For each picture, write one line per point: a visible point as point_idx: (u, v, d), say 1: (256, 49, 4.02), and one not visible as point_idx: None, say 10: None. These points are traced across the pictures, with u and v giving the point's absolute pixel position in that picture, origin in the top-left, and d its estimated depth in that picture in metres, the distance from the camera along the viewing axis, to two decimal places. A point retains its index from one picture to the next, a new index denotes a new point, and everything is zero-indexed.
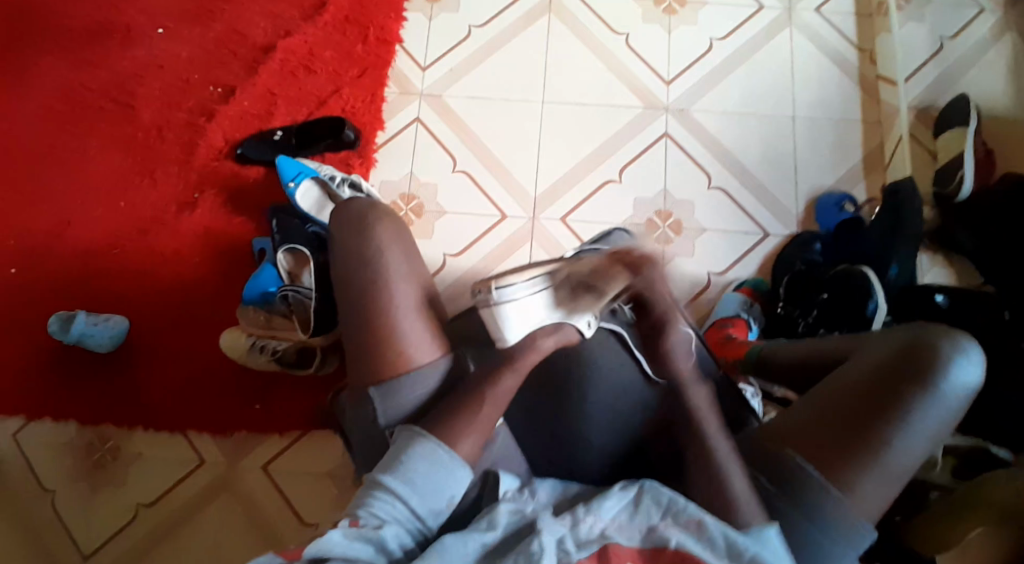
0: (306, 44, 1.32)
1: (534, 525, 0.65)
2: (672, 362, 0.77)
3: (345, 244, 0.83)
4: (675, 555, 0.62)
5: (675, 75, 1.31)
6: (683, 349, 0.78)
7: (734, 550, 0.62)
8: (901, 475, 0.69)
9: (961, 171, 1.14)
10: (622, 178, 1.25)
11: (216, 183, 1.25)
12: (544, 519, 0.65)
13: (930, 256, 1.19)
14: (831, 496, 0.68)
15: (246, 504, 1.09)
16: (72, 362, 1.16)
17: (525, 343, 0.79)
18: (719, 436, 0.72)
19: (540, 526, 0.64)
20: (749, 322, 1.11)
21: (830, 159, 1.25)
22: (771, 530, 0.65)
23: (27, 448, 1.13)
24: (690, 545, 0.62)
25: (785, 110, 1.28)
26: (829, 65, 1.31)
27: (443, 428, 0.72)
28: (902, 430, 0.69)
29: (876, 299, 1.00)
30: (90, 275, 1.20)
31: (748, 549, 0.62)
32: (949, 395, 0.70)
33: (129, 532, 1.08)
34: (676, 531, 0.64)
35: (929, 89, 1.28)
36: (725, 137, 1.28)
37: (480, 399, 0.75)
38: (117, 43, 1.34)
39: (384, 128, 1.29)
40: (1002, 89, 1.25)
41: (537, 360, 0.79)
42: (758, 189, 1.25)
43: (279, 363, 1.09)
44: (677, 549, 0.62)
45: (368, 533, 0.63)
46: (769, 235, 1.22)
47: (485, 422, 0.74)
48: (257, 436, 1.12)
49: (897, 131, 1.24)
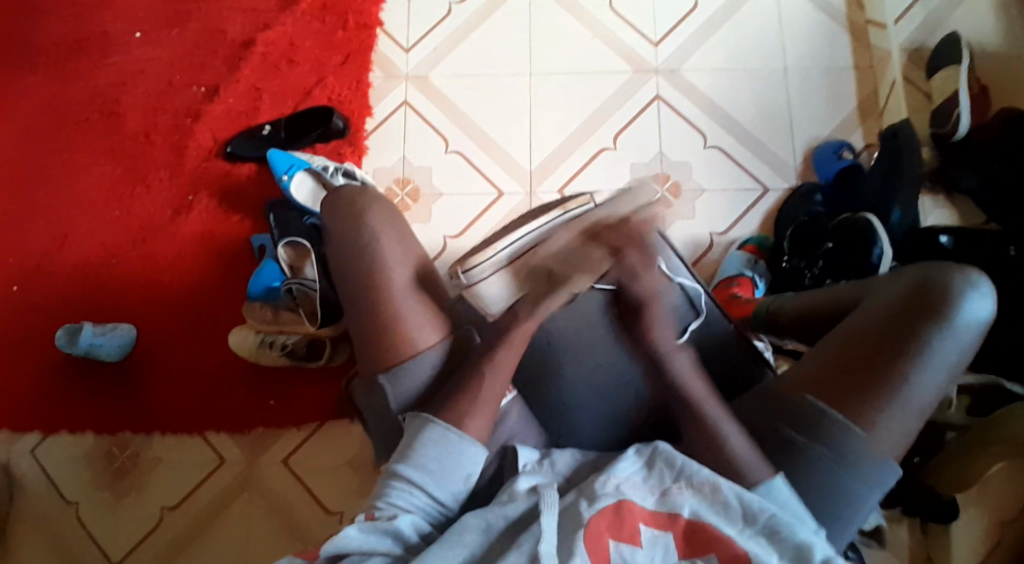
0: (285, 35, 1.31)
1: (539, 508, 0.64)
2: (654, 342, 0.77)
3: (341, 233, 0.82)
4: (689, 524, 0.63)
5: (661, 35, 1.29)
6: (667, 327, 0.78)
7: (748, 513, 0.63)
8: (920, 411, 0.69)
9: (958, 109, 1.12)
10: (616, 145, 1.24)
11: (210, 184, 1.24)
12: (548, 499, 0.65)
13: (931, 198, 1.18)
14: (852, 438, 0.68)
15: (270, 500, 1.10)
16: (85, 375, 1.16)
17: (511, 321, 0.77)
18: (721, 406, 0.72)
19: (542, 509, 0.64)
20: (755, 279, 1.12)
21: (824, 109, 1.24)
22: (777, 483, 0.67)
23: (47, 463, 1.13)
24: (703, 510, 0.63)
25: (774, 63, 1.27)
26: (815, 13, 1.29)
27: (448, 409, 0.72)
28: (919, 366, 0.69)
29: (880, 244, 1.00)
30: (92, 287, 1.20)
31: (764, 512, 0.63)
32: (964, 329, 0.70)
33: (155, 537, 1.09)
34: (688, 496, 0.65)
35: (921, 28, 1.25)
36: (715, 95, 1.26)
37: (480, 373, 0.74)
38: (97, 51, 1.33)
39: (373, 114, 1.28)
40: (992, 25, 1.23)
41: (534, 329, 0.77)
42: (752, 144, 1.24)
43: (290, 357, 1.10)
44: (692, 518, 0.63)
45: (384, 524, 0.64)
46: (769, 190, 1.21)
47: (490, 399, 0.72)
48: (275, 432, 1.13)
49: (890, 76, 1.22)
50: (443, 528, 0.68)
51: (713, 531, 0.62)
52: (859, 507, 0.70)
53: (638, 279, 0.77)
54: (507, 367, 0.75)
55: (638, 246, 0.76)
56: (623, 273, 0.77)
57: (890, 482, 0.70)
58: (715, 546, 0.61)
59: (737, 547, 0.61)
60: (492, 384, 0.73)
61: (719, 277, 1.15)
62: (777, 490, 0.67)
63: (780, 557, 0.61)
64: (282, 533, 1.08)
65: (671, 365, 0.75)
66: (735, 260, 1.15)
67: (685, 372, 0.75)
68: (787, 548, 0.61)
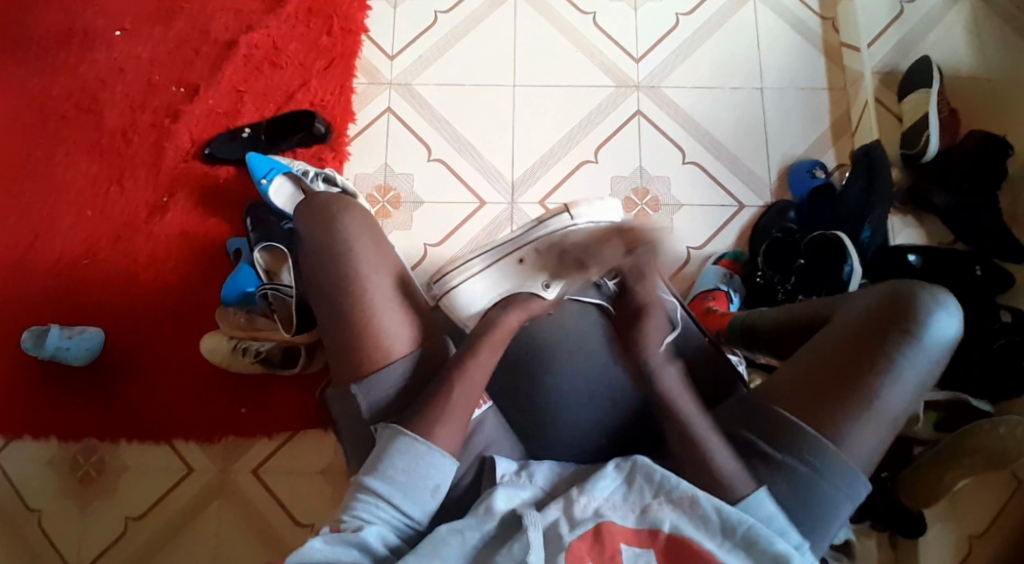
0: (269, 37, 1.30)
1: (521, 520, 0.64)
2: (647, 353, 0.75)
3: (314, 239, 0.81)
4: (670, 539, 0.63)
5: (644, 52, 1.31)
6: (658, 333, 0.76)
7: (727, 525, 0.64)
8: (890, 425, 0.71)
9: (927, 132, 1.15)
10: (598, 158, 1.25)
11: (186, 185, 1.22)
12: (530, 513, 0.65)
13: (901, 218, 1.20)
14: (824, 450, 0.69)
15: (239, 509, 1.08)
16: (49, 378, 1.13)
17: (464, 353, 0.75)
18: (700, 419, 0.71)
19: (527, 521, 0.64)
20: (730, 293, 1.13)
21: (801, 128, 1.27)
22: (760, 497, 0.67)
23: (7, 469, 1.10)
24: (684, 524, 0.64)
25: (755, 81, 1.29)
26: (794, 34, 1.32)
27: (418, 420, 0.71)
28: (889, 380, 0.70)
29: (851, 260, 1.02)
30: (59, 287, 1.17)
31: (742, 523, 0.63)
32: (932, 344, 0.71)
33: (118, 548, 1.06)
34: (668, 510, 0.65)
35: (893, 53, 1.29)
36: (696, 110, 1.28)
37: (451, 382, 0.73)
38: (74, 46, 1.30)
39: (355, 120, 1.27)
40: (964, 52, 1.27)
41: (481, 374, 0.74)
42: (731, 160, 1.26)
43: (263, 364, 1.08)
44: (672, 533, 0.63)
45: (350, 536, 0.64)
46: (746, 206, 1.23)
47: (463, 407, 0.72)
48: (245, 441, 1.11)
49: (863, 97, 1.25)
50: (411, 541, 0.68)
51: (692, 544, 0.63)
52: (833, 519, 0.70)
53: (645, 279, 0.78)
54: (489, 365, 0.75)
55: (653, 247, 0.77)
56: (631, 272, 0.78)
57: (862, 495, 0.71)
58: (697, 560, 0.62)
59: (716, 561, 0.62)
60: (467, 390, 0.73)
61: (696, 290, 1.16)
62: (765, 496, 0.68)
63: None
64: (254, 546, 1.06)
65: (661, 375, 0.74)
66: (712, 274, 1.16)
67: (673, 385, 0.73)
68: (766, 559, 0.62)
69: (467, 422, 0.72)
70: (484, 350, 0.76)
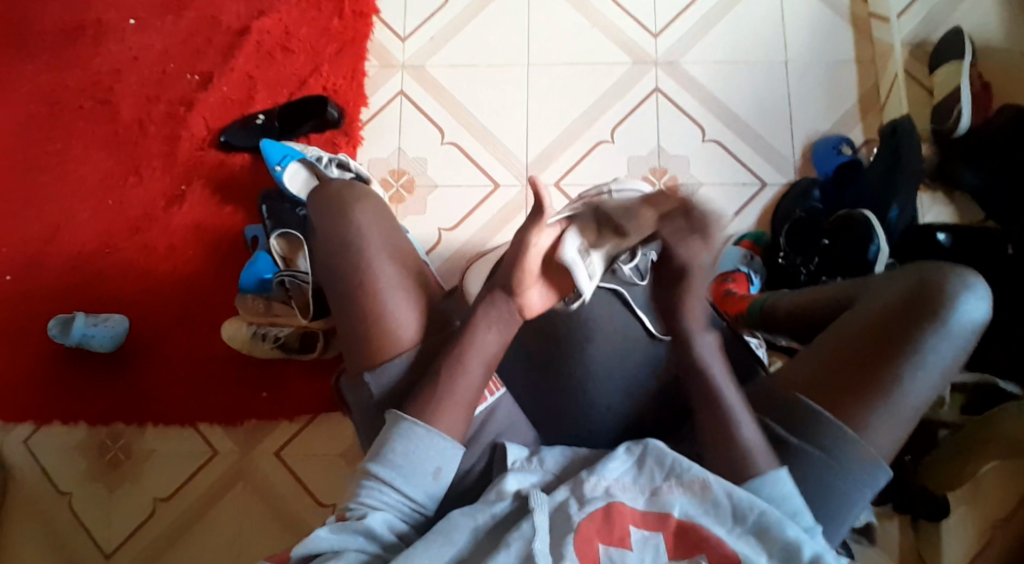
0: (281, 22, 1.29)
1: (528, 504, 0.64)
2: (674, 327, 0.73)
3: (325, 228, 0.80)
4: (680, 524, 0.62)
5: (661, 27, 1.28)
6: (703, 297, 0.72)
7: (738, 513, 0.62)
8: (914, 412, 0.68)
9: (960, 107, 1.12)
10: (615, 138, 1.23)
11: (203, 173, 1.23)
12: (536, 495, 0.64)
13: (930, 196, 1.17)
14: (843, 440, 0.67)
15: (262, 491, 1.10)
16: (76, 366, 1.16)
17: (464, 332, 0.73)
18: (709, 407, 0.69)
19: (533, 504, 0.63)
20: (750, 275, 1.11)
21: (826, 104, 1.23)
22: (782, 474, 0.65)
23: (39, 454, 1.13)
24: (694, 510, 0.63)
25: (776, 55, 1.25)
26: (819, 6, 1.27)
27: (421, 405, 0.70)
28: (914, 366, 0.67)
29: (876, 241, 0.99)
30: (84, 279, 1.19)
31: (754, 510, 0.62)
32: (959, 332, 0.68)
33: (146, 529, 1.09)
34: (679, 495, 0.64)
35: (922, 24, 1.24)
36: (715, 87, 1.25)
37: (450, 368, 0.71)
38: (90, 37, 1.31)
39: (368, 104, 1.26)
40: (998, 19, 1.22)
41: (478, 354, 0.73)
42: (753, 138, 1.22)
43: (282, 349, 1.09)
44: (682, 518, 0.63)
45: (355, 525, 0.65)
46: (767, 185, 1.20)
47: (465, 397, 0.71)
48: (267, 424, 1.13)
49: (892, 70, 1.21)
50: (422, 526, 0.69)
51: (704, 534, 0.62)
52: (849, 508, 0.69)
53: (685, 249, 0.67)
54: (487, 346, 0.73)
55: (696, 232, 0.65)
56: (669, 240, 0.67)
57: (882, 484, 0.69)
58: (705, 548, 0.61)
59: (725, 548, 0.61)
60: (466, 378, 0.71)
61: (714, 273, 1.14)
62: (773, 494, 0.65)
63: (770, 556, 0.61)
64: (278, 525, 1.08)
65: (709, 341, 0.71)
66: (732, 254, 1.14)
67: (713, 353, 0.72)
68: (777, 547, 0.61)
69: (470, 408, 0.72)
70: (482, 324, 0.73)
